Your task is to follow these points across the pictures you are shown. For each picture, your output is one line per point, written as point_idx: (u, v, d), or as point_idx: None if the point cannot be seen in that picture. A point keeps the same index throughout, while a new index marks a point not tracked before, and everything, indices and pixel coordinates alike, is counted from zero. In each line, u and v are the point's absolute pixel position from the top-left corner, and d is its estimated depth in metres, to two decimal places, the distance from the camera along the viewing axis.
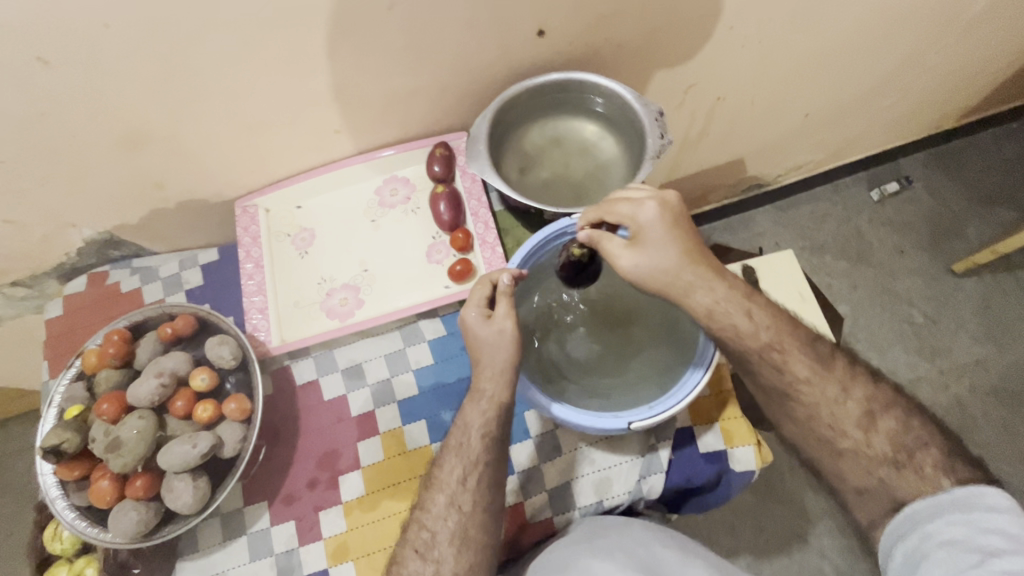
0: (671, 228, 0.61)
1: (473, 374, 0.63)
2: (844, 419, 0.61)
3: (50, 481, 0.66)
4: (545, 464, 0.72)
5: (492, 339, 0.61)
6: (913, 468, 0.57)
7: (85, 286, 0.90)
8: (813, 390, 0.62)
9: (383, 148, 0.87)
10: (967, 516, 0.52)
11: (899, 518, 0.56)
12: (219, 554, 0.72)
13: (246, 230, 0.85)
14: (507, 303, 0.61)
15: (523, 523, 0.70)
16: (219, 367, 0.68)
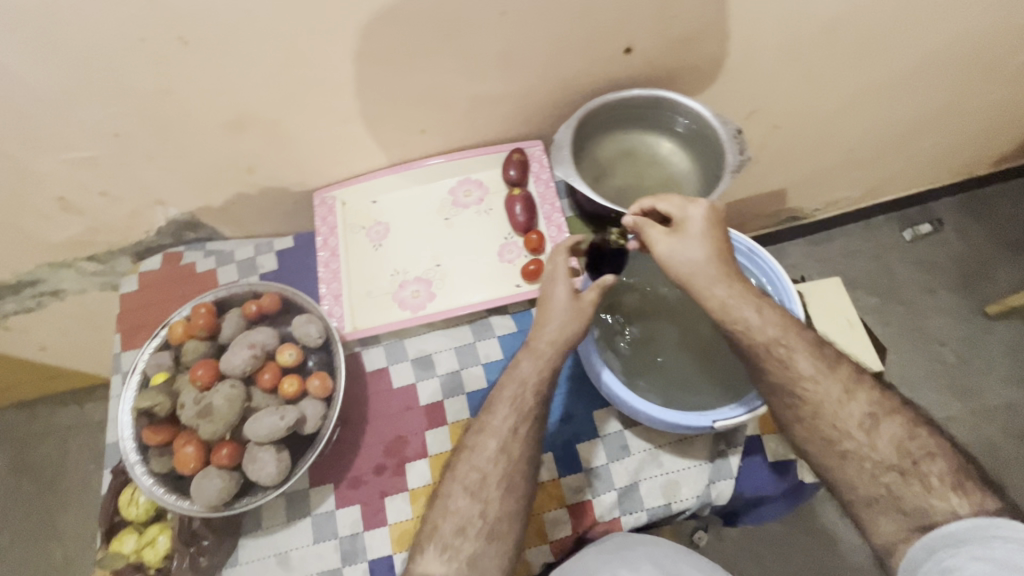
0: (712, 229, 0.65)
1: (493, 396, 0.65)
2: (846, 420, 0.59)
3: (129, 446, 0.67)
4: (613, 463, 0.72)
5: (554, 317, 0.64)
6: (918, 478, 0.55)
7: (159, 264, 0.93)
8: (818, 389, 0.60)
9: (428, 157, 0.90)
10: (988, 549, 0.48)
11: (918, 552, 0.52)
12: (283, 534, 0.72)
13: (324, 220, 0.88)
14: (598, 291, 0.65)
15: (590, 521, 0.70)
16: (305, 344, 0.71)
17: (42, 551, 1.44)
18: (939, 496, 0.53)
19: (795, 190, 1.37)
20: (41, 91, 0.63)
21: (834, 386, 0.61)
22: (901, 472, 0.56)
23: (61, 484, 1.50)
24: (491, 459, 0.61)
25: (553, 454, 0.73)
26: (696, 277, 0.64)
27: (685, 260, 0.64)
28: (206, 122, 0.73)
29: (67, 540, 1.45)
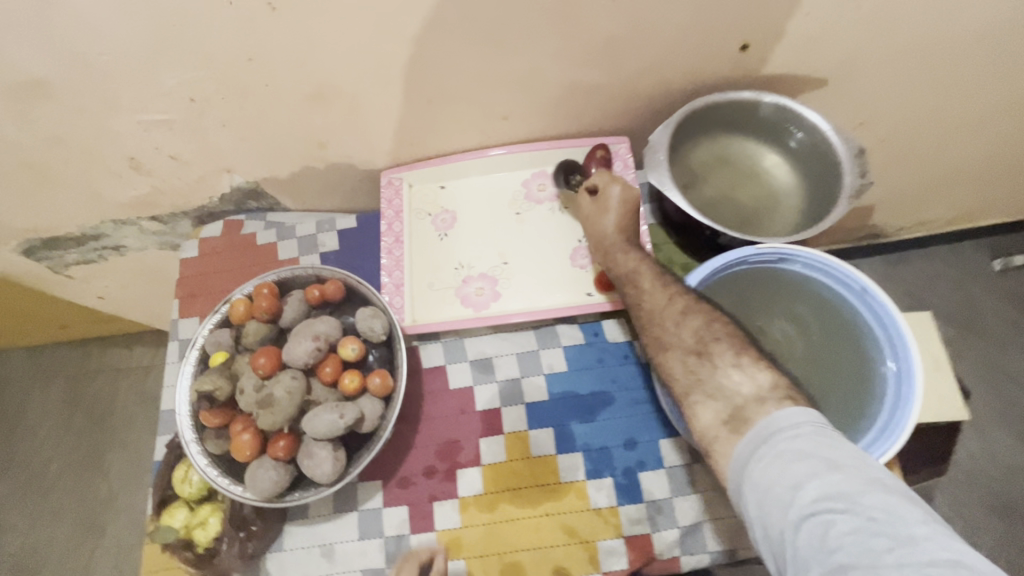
0: (623, 210, 0.73)
1: None
2: (666, 320, 0.63)
3: (186, 424, 0.66)
4: (678, 498, 0.68)
5: None
6: (709, 360, 0.59)
7: (219, 232, 0.91)
8: (653, 299, 0.65)
9: (493, 147, 0.85)
10: (782, 447, 0.49)
11: (732, 473, 0.52)
12: (329, 525, 0.71)
13: (390, 203, 0.84)
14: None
15: (646, 558, 0.66)
16: (368, 338, 0.68)
17: (88, 484, 1.50)
18: (723, 372, 0.57)
19: (887, 212, 1.23)
20: (120, 48, 0.60)
21: (660, 297, 0.65)
22: (697, 355, 0.60)
23: (108, 422, 1.56)
24: None
25: (613, 480, 0.70)
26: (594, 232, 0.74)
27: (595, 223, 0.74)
28: (283, 93, 0.69)
29: (112, 477, 1.50)
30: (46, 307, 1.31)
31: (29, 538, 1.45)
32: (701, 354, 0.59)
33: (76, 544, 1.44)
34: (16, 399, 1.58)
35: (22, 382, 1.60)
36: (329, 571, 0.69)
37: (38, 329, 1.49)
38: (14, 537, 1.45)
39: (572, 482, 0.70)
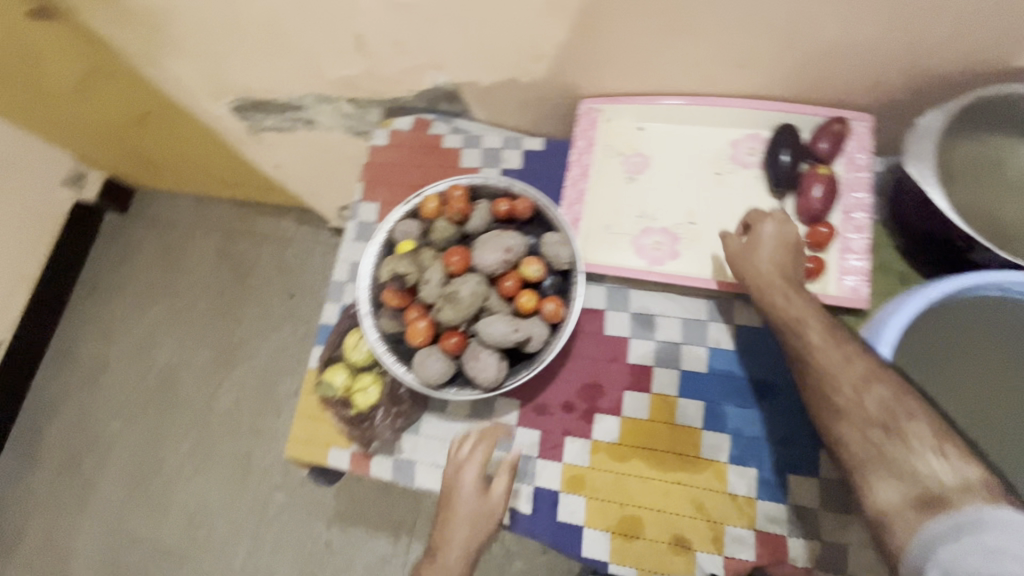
0: (785, 249, 0.65)
1: (438, 540, 0.65)
2: (841, 380, 0.54)
3: (365, 298, 0.70)
4: (826, 510, 0.65)
5: (472, 504, 0.65)
6: (902, 437, 0.50)
7: (408, 127, 0.93)
8: (823, 356, 0.56)
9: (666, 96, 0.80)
10: (984, 542, 0.41)
11: (908, 559, 0.45)
12: (464, 426, 0.75)
13: (584, 132, 0.81)
14: (508, 480, 0.67)
15: (767, 560, 0.64)
16: (550, 263, 0.67)
17: (224, 327, 1.64)
18: (923, 457, 0.48)
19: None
20: None
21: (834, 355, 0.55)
22: (885, 429, 0.51)
23: (248, 278, 1.68)
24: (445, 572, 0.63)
25: (758, 471, 0.67)
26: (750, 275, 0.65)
27: (750, 264, 0.65)
28: None
29: (243, 327, 1.63)
30: (225, 165, 1.45)
31: (173, 357, 1.64)
32: (889, 430, 0.50)
33: (208, 373, 1.60)
34: (179, 239, 1.77)
35: (186, 226, 1.78)
36: None
37: (209, 185, 1.66)
38: (162, 353, 1.65)
39: (711, 460, 0.68)
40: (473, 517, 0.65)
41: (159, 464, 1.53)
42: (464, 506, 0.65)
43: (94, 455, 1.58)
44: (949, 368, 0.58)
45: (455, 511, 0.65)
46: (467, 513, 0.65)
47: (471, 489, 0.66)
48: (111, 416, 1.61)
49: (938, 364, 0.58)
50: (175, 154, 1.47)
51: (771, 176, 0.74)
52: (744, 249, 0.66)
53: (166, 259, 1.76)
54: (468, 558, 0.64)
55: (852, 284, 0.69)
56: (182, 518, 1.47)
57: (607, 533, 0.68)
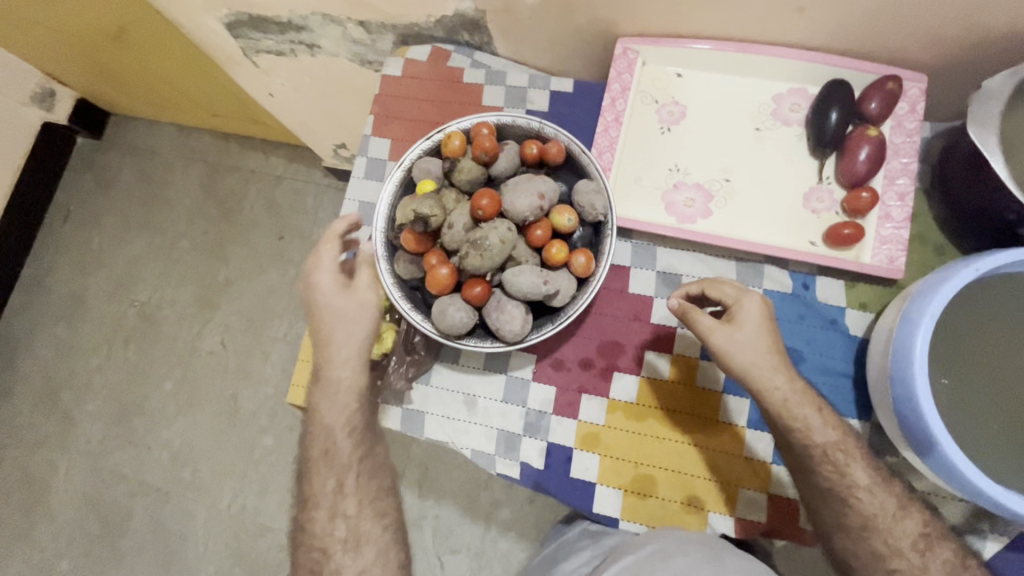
0: (767, 321, 0.60)
1: (321, 362, 0.67)
2: (899, 538, 0.59)
3: (380, 239, 0.66)
4: None
5: (343, 311, 0.65)
6: None
7: (426, 58, 0.86)
8: (872, 500, 0.59)
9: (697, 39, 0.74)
10: None
11: None
12: (477, 378, 0.72)
13: (619, 75, 0.75)
14: (369, 280, 0.67)
15: (773, 523, 0.65)
16: (582, 213, 0.63)
17: (210, 265, 1.57)
18: None
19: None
20: None
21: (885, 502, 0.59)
22: None
23: (235, 216, 1.60)
24: (339, 418, 0.67)
25: None
26: (754, 369, 0.59)
27: (746, 354, 0.60)
28: None
29: (230, 265, 1.56)
30: (210, 90, 1.33)
31: (156, 294, 1.57)
32: None
33: (193, 312, 1.54)
34: (161, 170, 1.66)
35: (169, 156, 1.66)
36: (467, 418, 0.71)
37: (192, 112, 1.53)
38: (144, 288, 1.58)
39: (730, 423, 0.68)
40: (346, 315, 0.65)
41: (142, 401, 1.49)
42: (333, 308, 0.65)
43: (73, 387, 1.53)
44: (991, 321, 0.57)
45: (329, 322, 0.66)
46: (341, 314, 0.65)
47: (335, 293, 0.65)
48: (90, 351, 1.55)
49: (966, 318, 0.57)
50: (153, 76, 1.35)
51: (816, 136, 0.70)
52: (732, 342, 0.60)
53: (147, 190, 1.66)
54: (352, 359, 0.66)
55: (887, 252, 0.67)
56: (166, 456, 1.45)
57: (620, 490, 0.68)
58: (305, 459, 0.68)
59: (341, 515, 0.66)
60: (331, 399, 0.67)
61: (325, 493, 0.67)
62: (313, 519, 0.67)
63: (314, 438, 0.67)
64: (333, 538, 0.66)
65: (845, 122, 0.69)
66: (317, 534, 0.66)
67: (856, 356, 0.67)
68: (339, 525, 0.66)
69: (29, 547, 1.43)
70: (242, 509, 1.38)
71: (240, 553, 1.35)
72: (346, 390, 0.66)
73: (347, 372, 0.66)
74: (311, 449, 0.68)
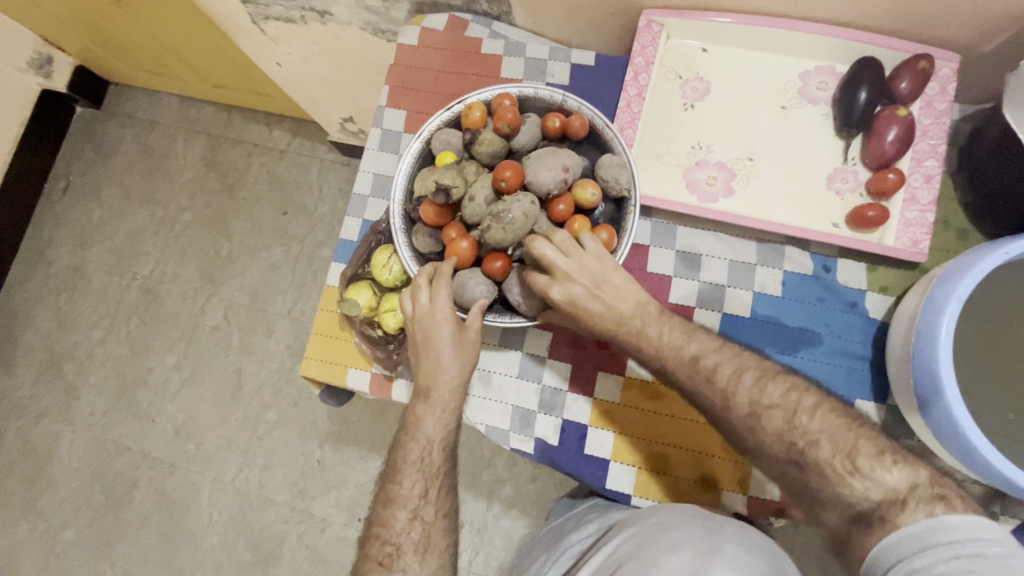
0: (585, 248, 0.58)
1: (424, 381, 0.62)
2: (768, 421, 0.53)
3: (398, 212, 0.65)
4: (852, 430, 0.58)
5: (456, 343, 0.61)
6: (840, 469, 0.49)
7: (443, 27, 0.83)
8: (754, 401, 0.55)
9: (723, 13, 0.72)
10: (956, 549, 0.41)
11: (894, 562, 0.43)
12: (492, 355, 0.72)
13: (643, 49, 0.73)
14: (479, 312, 0.61)
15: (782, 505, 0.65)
16: (606, 188, 0.62)
17: (213, 239, 1.55)
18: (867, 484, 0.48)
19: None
20: None
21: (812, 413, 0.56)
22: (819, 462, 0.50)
23: (238, 190, 1.57)
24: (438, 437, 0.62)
25: None
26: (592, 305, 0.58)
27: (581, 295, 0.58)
28: None
29: (233, 240, 1.55)
30: (211, 57, 1.29)
31: (158, 268, 1.56)
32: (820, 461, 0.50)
33: (196, 286, 1.53)
34: (162, 142, 1.63)
35: (170, 127, 1.63)
36: (481, 395, 0.71)
37: (194, 82, 1.50)
38: (146, 262, 1.56)
39: None
40: (455, 346, 0.61)
41: (145, 375, 1.49)
42: (444, 346, 0.61)
43: (76, 360, 1.53)
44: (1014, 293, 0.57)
45: (436, 352, 0.61)
46: (450, 346, 0.61)
47: (446, 328, 0.61)
48: (92, 324, 1.54)
49: (989, 286, 0.57)
50: (153, 42, 1.31)
51: (842, 116, 0.69)
52: (581, 268, 0.57)
53: (148, 162, 1.63)
54: (459, 386, 0.63)
55: (911, 235, 0.66)
56: (171, 429, 1.45)
57: (633, 467, 0.68)
58: (393, 461, 0.63)
59: (421, 518, 0.61)
60: (438, 415, 0.62)
61: (411, 496, 0.61)
62: (393, 518, 0.61)
63: (408, 446, 0.62)
64: (407, 537, 0.60)
65: (873, 102, 0.68)
66: (393, 533, 0.60)
67: (875, 339, 0.67)
68: (418, 529, 0.60)
69: (34, 517, 1.44)
70: (245, 482, 1.39)
71: (244, 526, 1.37)
72: (453, 411, 0.63)
73: (455, 396, 0.62)
74: (403, 453, 0.63)
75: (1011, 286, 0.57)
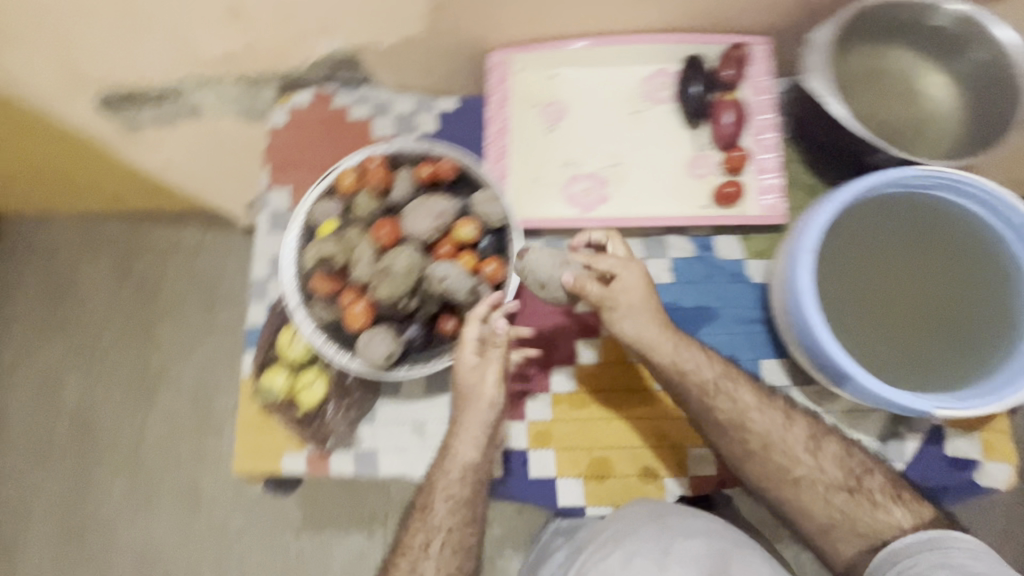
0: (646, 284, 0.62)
1: (445, 444, 0.62)
2: (792, 445, 0.62)
3: (292, 289, 0.65)
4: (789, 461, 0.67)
5: (474, 399, 0.60)
6: (864, 495, 0.61)
7: (309, 102, 0.86)
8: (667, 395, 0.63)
9: (559, 40, 0.79)
10: (952, 555, 0.53)
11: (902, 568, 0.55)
12: (422, 404, 0.73)
13: (497, 86, 0.79)
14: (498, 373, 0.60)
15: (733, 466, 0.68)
16: (483, 222, 0.65)
17: (139, 353, 1.49)
18: (885, 511, 0.59)
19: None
20: None
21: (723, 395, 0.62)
22: (849, 491, 0.61)
23: (159, 296, 1.52)
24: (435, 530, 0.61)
25: None
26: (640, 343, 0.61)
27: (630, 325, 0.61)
28: None
29: (160, 349, 1.48)
30: (96, 172, 1.26)
31: (85, 395, 1.47)
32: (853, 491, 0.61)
33: (130, 405, 1.45)
34: (66, 265, 1.56)
35: (72, 248, 1.57)
36: (420, 445, 0.72)
37: (85, 199, 1.45)
38: (71, 393, 1.48)
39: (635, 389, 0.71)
40: (471, 404, 0.61)
41: (92, 513, 1.39)
42: (465, 404, 0.61)
43: (10, 516, 1.41)
44: (860, 240, 0.62)
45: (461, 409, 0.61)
46: (471, 409, 0.61)
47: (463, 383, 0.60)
48: (22, 472, 1.43)
49: (840, 242, 0.62)
50: (31, 169, 1.27)
51: (684, 109, 0.76)
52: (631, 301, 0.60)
53: (55, 290, 1.55)
54: (483, 448, 0.61)
55: (770, 201, 0.72)
56: (132, 562, 1.35)
57: (579, 479, 0.69)
58: None
59: None
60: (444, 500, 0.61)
61: None
62: None
63: None
64: None
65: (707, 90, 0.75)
66: None
67: (764, 300, 0.72)
68: None
69: None
70: None
71: None
72: (461, 495, 0.61)
73: (475, 458, 0.61)
74: None
75: (865, 229, 0.63)
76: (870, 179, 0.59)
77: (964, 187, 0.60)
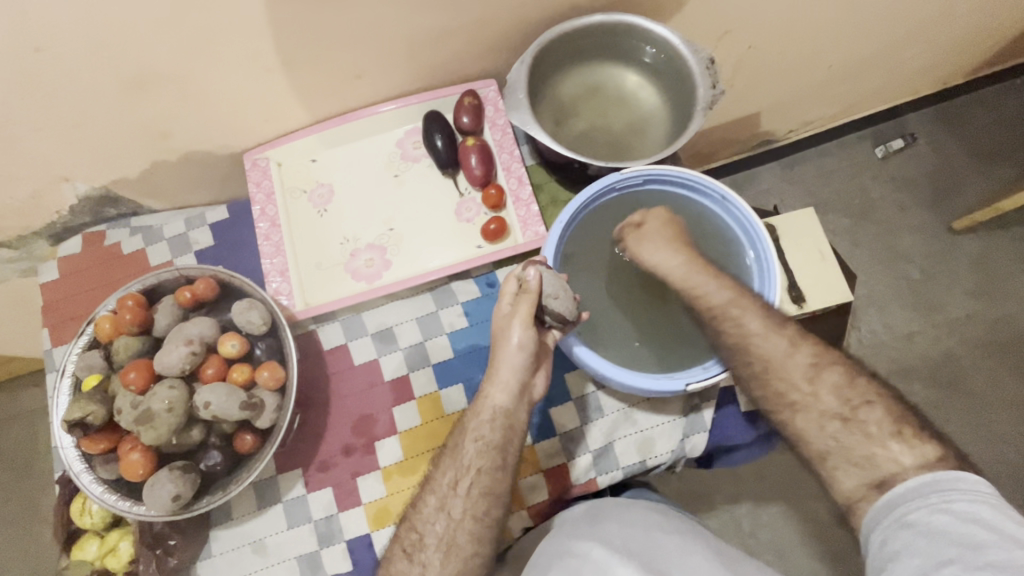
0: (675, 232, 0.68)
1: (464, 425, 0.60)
2: (798, 372, 0.58)
3: (71, 455, 0.63)
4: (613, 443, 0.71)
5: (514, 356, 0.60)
6: (860, 425, 0.54)
7: (79, 248, 0.84)
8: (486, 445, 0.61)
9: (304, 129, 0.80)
10: (956, 503, 0.46)
11: (885, 512, 0.50)
12: (256, 521, 0.71)
13: (257, 186, 0.79)
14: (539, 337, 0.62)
15: (568, 482, 0.71)
16: (248, 332, 0.65)
17: None
18: (881, 444, 0.52)
19: (786, 117, 1.10)
20: None
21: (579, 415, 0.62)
22: (845, 419, 0.55)
23: None
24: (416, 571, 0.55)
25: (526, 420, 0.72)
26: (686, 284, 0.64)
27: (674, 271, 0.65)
28: (97, 86, 0.62)
29: None
30: None
31: None
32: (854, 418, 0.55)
33: None
34: None
35: None
36: (264, 564, 0.70)
37: None
38: None
39: None
40: (511, 368, 0.60)
41: None
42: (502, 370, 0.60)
43: None
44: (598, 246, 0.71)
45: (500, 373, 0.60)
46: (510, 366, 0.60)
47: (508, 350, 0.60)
48: None
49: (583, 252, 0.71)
50: None
51: (436, 160, 0.79)
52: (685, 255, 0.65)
53: None
54: (509, 422, 0.60)
55: (533, 228, 0.77)
56: None
57: None
58: None
59: None
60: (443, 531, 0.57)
61: None
62: None
63: None
64: None
65: (449, 138, 0.78)
66: None
67: None
68: None
69: None
70: None
71: None
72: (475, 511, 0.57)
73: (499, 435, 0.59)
74: None
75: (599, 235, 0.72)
76: (586, 192, 0.68)
77: (667, 177, 0.70)
